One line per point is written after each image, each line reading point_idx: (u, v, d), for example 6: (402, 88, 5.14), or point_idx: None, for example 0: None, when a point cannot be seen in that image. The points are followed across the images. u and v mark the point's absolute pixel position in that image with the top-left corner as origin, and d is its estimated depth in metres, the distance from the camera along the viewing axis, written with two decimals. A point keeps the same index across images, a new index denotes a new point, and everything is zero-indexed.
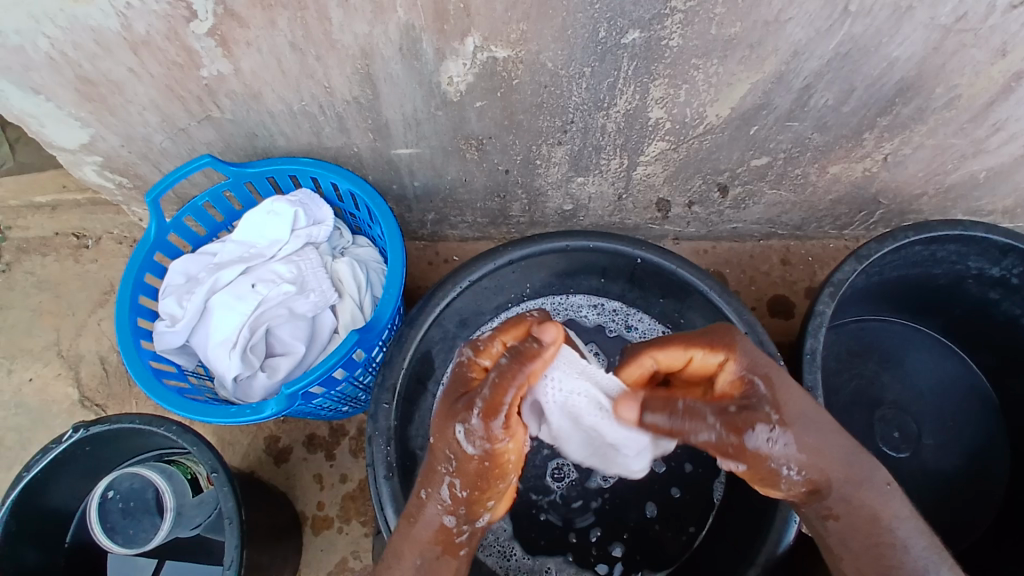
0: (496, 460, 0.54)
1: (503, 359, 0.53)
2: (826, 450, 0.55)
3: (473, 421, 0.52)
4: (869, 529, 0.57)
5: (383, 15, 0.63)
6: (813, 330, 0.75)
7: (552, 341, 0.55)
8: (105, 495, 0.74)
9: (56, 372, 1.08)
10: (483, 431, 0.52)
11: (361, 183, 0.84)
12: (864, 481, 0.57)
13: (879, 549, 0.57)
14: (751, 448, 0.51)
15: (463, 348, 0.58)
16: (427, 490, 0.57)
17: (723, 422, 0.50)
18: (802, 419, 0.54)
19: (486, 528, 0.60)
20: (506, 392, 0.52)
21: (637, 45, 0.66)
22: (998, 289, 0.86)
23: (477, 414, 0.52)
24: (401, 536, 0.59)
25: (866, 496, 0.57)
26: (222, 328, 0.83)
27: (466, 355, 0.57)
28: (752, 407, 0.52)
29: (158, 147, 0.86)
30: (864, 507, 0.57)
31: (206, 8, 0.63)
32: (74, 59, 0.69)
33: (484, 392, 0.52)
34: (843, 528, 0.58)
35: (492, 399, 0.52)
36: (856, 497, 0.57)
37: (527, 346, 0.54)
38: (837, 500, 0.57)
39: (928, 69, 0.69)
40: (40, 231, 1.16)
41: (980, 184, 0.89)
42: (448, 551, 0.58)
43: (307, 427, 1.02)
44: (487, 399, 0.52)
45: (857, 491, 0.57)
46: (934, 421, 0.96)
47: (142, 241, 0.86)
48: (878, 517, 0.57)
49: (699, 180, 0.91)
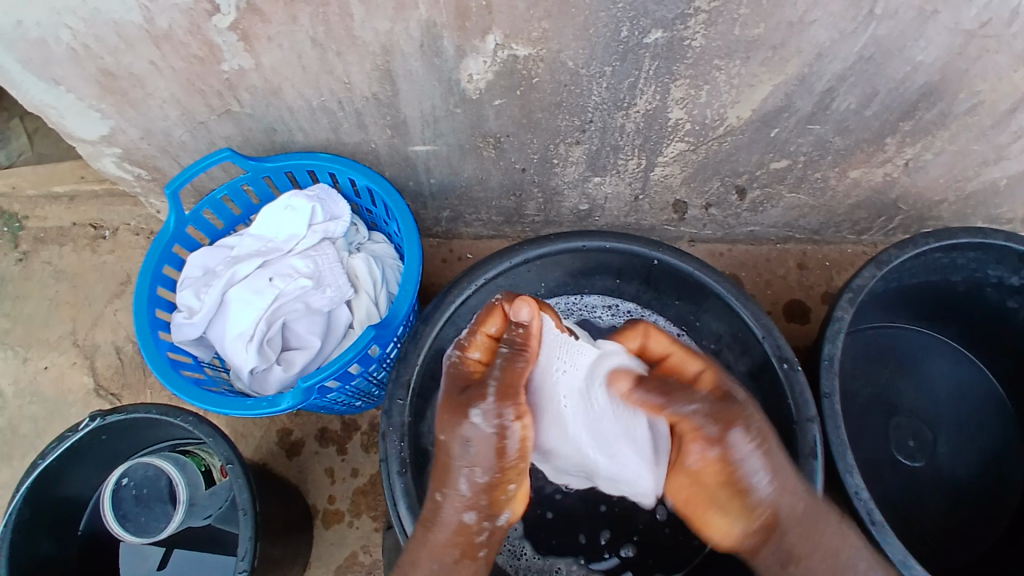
0: (518, 444, 0.55)
1: (503, 349, 0.58)
2: (789, 478, 0.59)
3: (488, 400, 0.55)
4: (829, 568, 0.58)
5: (405, 12, 0.63)
6: (831, 336, 0.74)
7: (531, 316, 0.59)
8: (120, 483, 0.75)
9: (72, 361, 1.09)
10: (500, 409, 0.54)
11: (379, 179, 0.84)
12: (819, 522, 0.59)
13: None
14: (730, 442, 0.56)
15: (451, 350, 0.63)
16: (443, 492, 0.58)
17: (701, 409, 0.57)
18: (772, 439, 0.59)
19: (506, 529, 0.60)
20: (511, 368, 0.57)
21: (659, 45, 0.65)
22: (1018, 298, 0.85)
23: (492, 394, 0.55)
24: (418, 543, 0.59)
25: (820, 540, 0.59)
26: (239, 321, 0.84)
27: (456, 354, 0.62)
28: (731, 405, 0.58)
29: (178, 140, 0.86)
30: (820, 547, 0.58)
31: (228, 3, 0.63)
32: (97, 53, 0.70)
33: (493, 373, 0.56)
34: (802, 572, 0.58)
35: (507, 379, 0.56)
36: (813, 539, 0.58)
37: (516, 333, 0.59)
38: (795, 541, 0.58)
39: (953, 74, 0.68)
40: (58, 222, 1.17)
41: (1002, 191, 0.88)
42: (468, 554, 0.58)
43: (319, 421, 1.02)
44: (498, 377, 0.56)
45: (814, 530, 0.58)
46: (949, 429, 0.95)
47: (161, 234, 0.86)
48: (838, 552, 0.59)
49: (717, 182, 0.90)
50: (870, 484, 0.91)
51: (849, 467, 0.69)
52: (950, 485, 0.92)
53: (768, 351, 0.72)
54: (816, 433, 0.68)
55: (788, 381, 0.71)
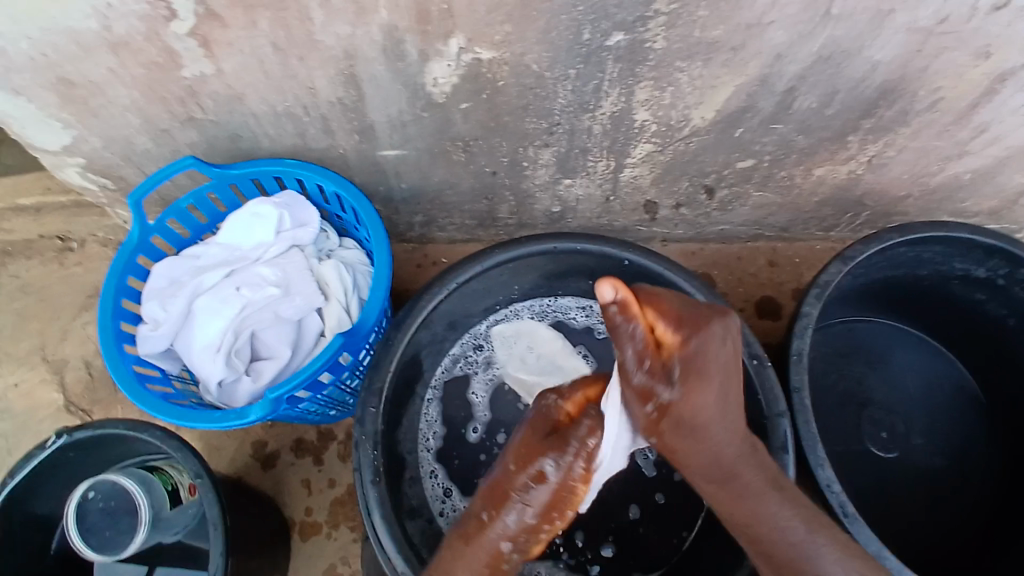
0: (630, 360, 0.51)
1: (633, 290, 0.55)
2: (692, 453, 0.53)
3: (587, 437, 0.56)
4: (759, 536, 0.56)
5: (365, 16, 0.63)
6: (799, 331, 0.75)
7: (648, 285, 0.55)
8: (86, 496, 0.73)
9: (41, 377, 1.07)
10: (575, 469, 0.55)
11: (347, 185, 0.83)
12: (744, 493, 0.56)
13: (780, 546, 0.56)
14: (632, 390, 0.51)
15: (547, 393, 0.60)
16: (490, 512, 0.55)
17: (640, 352, 0.49)
18: (690, 425, 0.51)
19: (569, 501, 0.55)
20: (503, 517, 0.54)
21: (621, 47, 0.66)
22: (985, 290, 0.86)
23: (574, 454, 0.55)
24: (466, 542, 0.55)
25: (744, 509, 0.56)
26: (206, 331, 0.83)
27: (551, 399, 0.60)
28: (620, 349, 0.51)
29: (142, 148, 0.85)
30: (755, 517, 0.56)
31: (186, 8, 0.62)
32: (56, 62, 0.69)
33: (546, 466, 0.54)
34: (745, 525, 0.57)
35: (552, 498, 0.54)
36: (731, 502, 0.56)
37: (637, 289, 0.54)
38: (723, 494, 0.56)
39: (911, 71, 0.70)
40: (25, 234, 1.15)
41: (966, 186, 0.89)
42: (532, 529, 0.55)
43: (294, 431, 1.01)
44: (581, 444, 0.55)
45: (733, 501, 0.56)
46: (922, 421, 0.96)
47: (125, 244, 0.85)
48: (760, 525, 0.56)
49: (685, 182, 0.91)
50: (846, 479, 0.92)
51: (819, 460, 0.70)
52: (927, 473, 0.94)
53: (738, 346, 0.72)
54: (787, 428, 0.69)
55: (758, 377, 0.71)
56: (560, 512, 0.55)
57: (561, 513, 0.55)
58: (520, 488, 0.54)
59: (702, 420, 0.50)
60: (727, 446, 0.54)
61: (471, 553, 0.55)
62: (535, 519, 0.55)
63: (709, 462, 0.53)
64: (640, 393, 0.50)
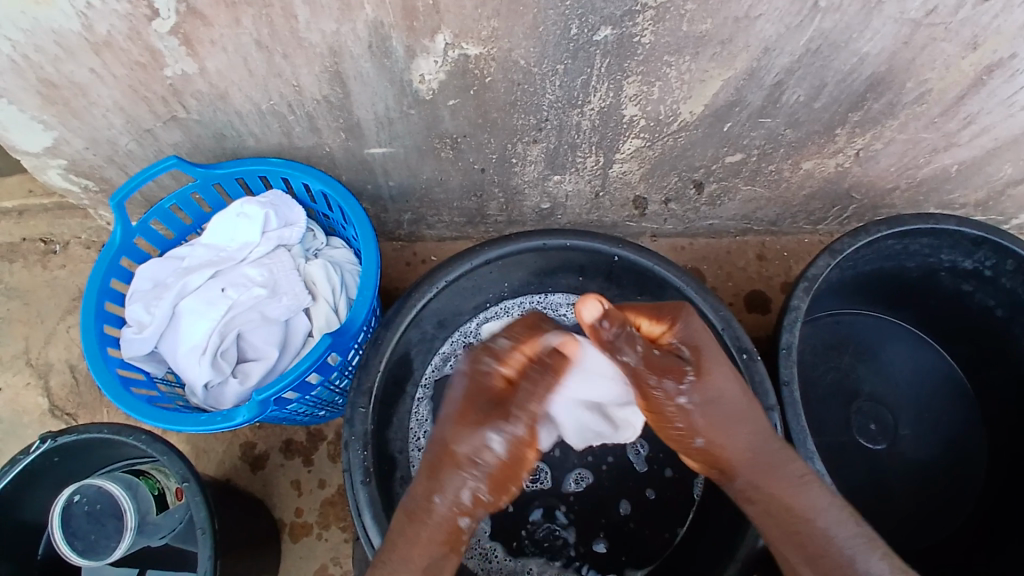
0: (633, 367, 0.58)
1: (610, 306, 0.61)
2: (725, 436, 0.58)
3: (527, 406, 0.56)
4: (789, 521, 0.57)
5: (351, 13, 0.62)
6: (788, 325, 0.75)
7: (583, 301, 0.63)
8: (71, 499, 0.72)
9: (25, 381, 1.05)
10: (521, 440, 0.56)
11: (333, 183, 0.82)
12: (775, 467, 0.59)
13: (799, 535, 0.56)
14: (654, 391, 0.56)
15: (484, 356, 0.57)
16: (441, 494, 0.56)
17: (645, 358, 0.56)
18: (712, 398, 0.57)
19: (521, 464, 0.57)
20: (456, 494, 0.56)
21: (610, 42, 0.66)
22: (971, 281, 0.87)
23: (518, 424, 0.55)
24: (407, 536, 0.56)
25: (778, 485, 0.58)
26: (192, 333, 0.82)
27: (490, 364, 0.57)
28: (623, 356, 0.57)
29: (124, 149, 0.84)
30: (790, 497, 0.58)
31: (168, 6, 0.61)
32: (36, 63, 0.68)
33: (495, 439, 0.55)
34: (762, 511, 0.58)
35: (500, 471, 0.56)
36: (765, 485, 0.58)
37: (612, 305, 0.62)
38: (746, 484, 0.59)
39: (898, 64, 0.70)
40: (7, 237, 1.13)
41: (952, 177, 0.90)
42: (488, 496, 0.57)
43: (284, 433, 1.00)
44: (527, 412, 0.55)
45: (766, 477, 0.58)
46: (910, 412, 0.97)
47: (108, 246, 0.84)
48: (794, 508, 0.57)
49: (675, 177, 0.91)
50: (837, 470, 0.92)
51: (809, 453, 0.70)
52: (913, 464, 0.95)
53: (727, 342, 0.73)
54: (776, 421, 0.69)
55: (748, 372, 0.71)
56: (509, 481, 0.57)
57: (509, 481, 0.57)
58: (470, 466, 0.55)
59: (723, 404, 0.57)
60: (742, 440, 0.58)
61: (427, 533, 0.56)
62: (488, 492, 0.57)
63: (746, 445, 0.58)
64: (662, 396, 0.56)
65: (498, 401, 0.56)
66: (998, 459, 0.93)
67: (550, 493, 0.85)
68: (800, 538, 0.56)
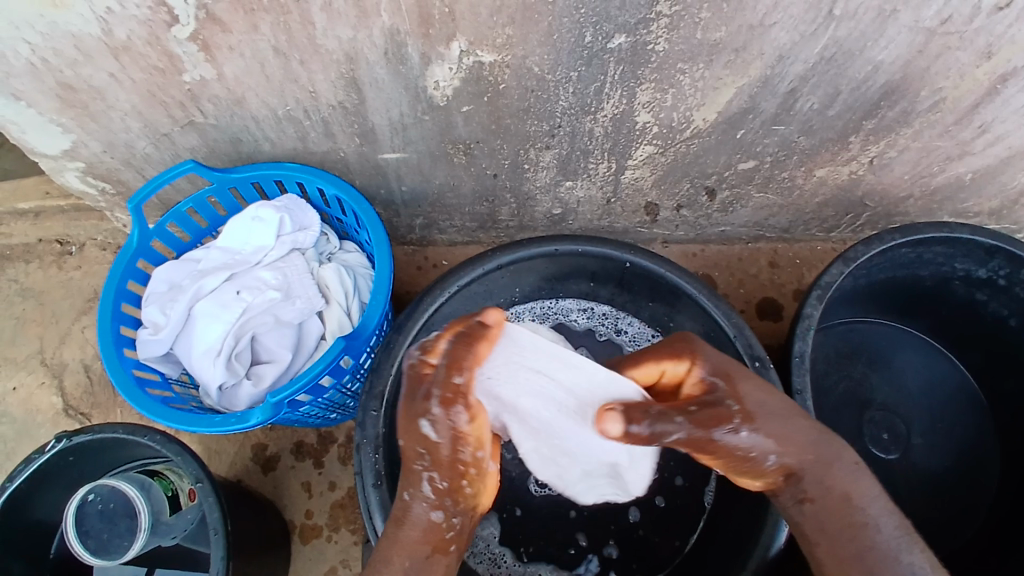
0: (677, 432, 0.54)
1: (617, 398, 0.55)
2: (790, 437, 0.55)
3: (452, 380, 0.54)
4: (843, 509, 0.57)
5: (367, 20, 0.62)
6: (801, 333, 0.75)
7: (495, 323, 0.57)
8: (85, 498, 0.73)
9: (39, 381, 1.06)
10: (451, 417, 0.54)
11: (348, 188, 0.83)
12: (833, 461, 0.57)
13: (857, 529, 0.56)
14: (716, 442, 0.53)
15: (412, 350, 0.57)
16: (410, 491, 0.58)
17: (690, 421, 0.52)
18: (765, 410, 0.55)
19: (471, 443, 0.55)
20: (417, 489, 0.57)
21: (623, 50, 0.66)
22: (985, 290, 0.86)
23: (436, 402, 0.54)
24: (389, 540, 0.58)
25: (839, 478, 0.57)
26: (207, 335, 0.82)
27: (415, 356, 0.57)
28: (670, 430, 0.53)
29: (141, 153, 0.85)
30: (837, 487, 0.57)
31: (187, 12, 0.62)
32: (56, 66, 0.69)
33: (426, 424, 0.54)
34: (818, 510, 0.57)
35: (446, 453, 0.55)
36: (828, 478, 0.57)
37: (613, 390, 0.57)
38: (811, 482, 0.57)
39: (913, 72, 0.70)
40: (23, 239, 1.15)
41: (966, 186, 0.89)
42: (454, 486, 0.57)
43: (294, 435, 1.01)
44: (443, 386, 0.54)
45: (828, 472, 0.57)
46: (922, 421, 0.96)
47: (125, 248, 0.85)
48: (850, 496, 0.57)
49: (687, 184, 0.91)
50: None
51: None
52: (925, 474, 0.94)
53: (740, 349, 0.72)
54: None
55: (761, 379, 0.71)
56: (461, 463, 0.56)
57: (463, 465, 0.56)
58: (417, 457, 0.56)
59: (770, 411, 0.55)
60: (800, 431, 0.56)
61: (408, 536, 0.57)
62: (446, 477, 0.57)
63: (807, 441, 0.56)
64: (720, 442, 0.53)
65: (422, 388, 0.55)
66: (1011, 472, 0.91)
67: (560, 499, 0.85)
68: (854, 532, 0.56)
